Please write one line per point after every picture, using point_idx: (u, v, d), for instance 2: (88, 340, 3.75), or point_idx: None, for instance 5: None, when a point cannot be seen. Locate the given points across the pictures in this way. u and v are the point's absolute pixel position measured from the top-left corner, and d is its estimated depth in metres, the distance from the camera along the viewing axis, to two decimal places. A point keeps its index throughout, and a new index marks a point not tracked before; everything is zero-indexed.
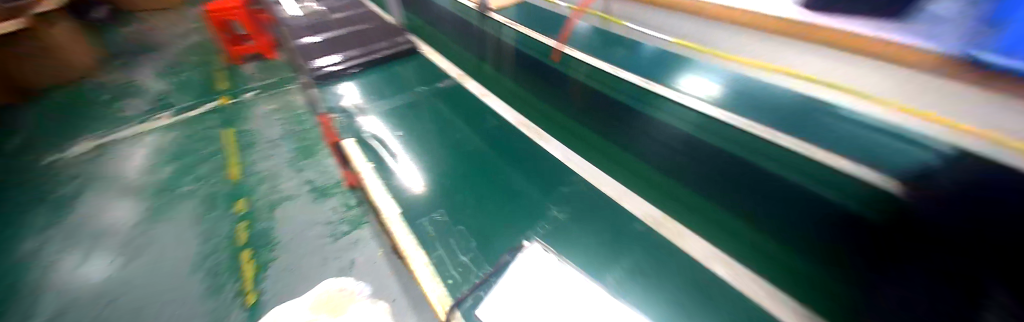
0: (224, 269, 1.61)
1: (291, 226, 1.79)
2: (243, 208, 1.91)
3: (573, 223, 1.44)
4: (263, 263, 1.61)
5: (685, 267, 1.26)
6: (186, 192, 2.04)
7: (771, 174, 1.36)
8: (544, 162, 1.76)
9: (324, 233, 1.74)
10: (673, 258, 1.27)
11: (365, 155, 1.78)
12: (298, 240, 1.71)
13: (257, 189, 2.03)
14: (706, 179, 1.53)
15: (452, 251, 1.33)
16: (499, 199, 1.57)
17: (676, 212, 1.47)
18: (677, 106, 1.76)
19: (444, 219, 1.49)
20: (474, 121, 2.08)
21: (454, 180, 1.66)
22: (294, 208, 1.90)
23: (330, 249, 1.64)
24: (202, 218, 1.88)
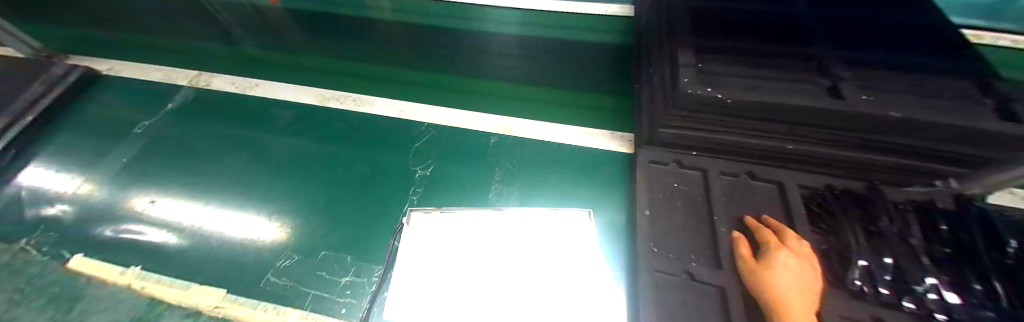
0: None
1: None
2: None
3: (467, 169, 1.13)
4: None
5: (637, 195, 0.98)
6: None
7: (734, 23, 0.94)
8: (422, 115, 1.32)
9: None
10: (618, 194, 1.00)
11: (176, 160, 1.24)
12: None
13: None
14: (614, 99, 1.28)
15: (314, 258, 0.92)
16: (364, 178, 1.12)
17: (608, 163, 1.09)
18: (581, 28, 1.43)
19: (298, 225, 1.01)
20: (287, 99, 1.43)
21: (298, 176, 1.15)
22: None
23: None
24: None
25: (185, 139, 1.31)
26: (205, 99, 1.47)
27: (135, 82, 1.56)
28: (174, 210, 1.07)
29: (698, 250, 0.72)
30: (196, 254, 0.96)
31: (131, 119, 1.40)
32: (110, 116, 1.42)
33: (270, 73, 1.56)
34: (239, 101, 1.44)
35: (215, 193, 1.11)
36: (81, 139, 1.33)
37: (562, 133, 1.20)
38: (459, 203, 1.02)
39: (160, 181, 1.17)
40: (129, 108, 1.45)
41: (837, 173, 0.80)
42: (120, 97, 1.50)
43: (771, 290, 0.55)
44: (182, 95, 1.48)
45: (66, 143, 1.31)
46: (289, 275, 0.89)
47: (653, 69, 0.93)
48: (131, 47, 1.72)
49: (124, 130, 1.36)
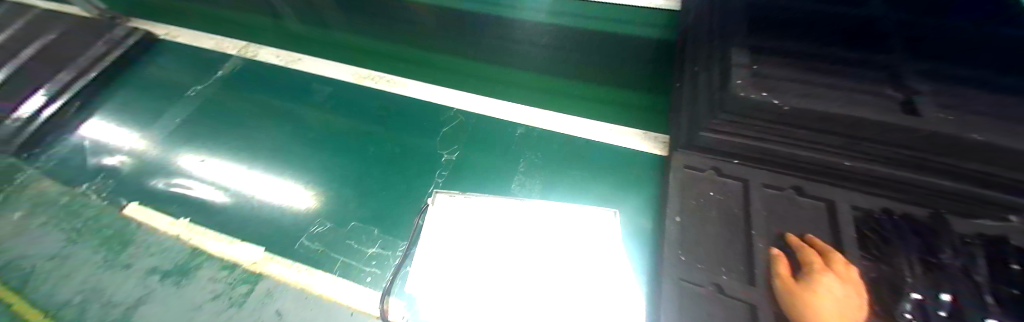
0: None
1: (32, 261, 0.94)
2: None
3: (492, 158, 1.13)
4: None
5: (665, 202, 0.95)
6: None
7: (795, 25, 0.87)
8: (453, 99, 1.33)
9: (86, 274, 0.91)
10: (646, 196, 0.97)
11: (222, 124, 1.32)
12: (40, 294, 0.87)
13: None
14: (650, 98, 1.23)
15: (342, 228, 0.96)
16: (392, 157, 1.15)
17: (638, 163, 1.05)
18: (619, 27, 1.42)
19: (329, 195, 1.05)
20: (325, 74, 1.48)
21: (331, 149, 1.20)
22: (37, 232, 1.00)
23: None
24: None
25: (231, 106, 1.39)
26: (251, 68, 1.54)
27: (189, 48, 1.66)
28: (217, 171, 1.14)
29: (730, 263, 0.68)
30: (236, 213, 1.02)
31: (184, 82, 1.50)
32: (165, 78, 1.52)
33: (312, 47, 1.62)
34: (283, 73, 1.51)
35: (255, 158, 1.18)
36: (138, 97, 1.43)
37: (592, 129, 1.17)
38: (484, 189, 1.03)
39: (206, 143, 1.24)
40: (182, 72, 1.55)
41: (898, 196, 0.73)
42: (176, 61, 1.60)
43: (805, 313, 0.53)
44: (231, 63, 1.57)
45: (127, 100, 1.42)
46: (320, 241, 0.93)
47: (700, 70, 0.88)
48: (187, 14, 1.83)
49: (177, 92, 1.45)
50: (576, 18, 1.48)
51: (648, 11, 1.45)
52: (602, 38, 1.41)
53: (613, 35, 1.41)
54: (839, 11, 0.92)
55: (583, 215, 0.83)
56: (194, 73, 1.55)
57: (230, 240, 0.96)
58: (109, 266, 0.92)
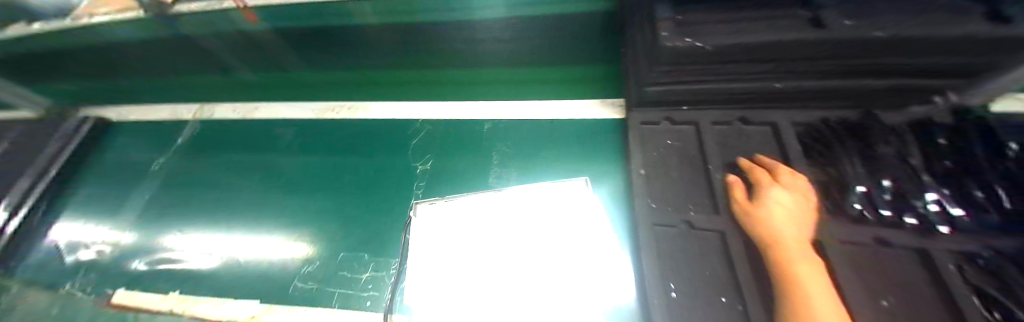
0: None
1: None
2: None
3: (466, 159, 1.15)
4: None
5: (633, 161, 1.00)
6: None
7: None
8: (417, 112, 1.34)
9: None
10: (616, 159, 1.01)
11: (193, 190, 1.30)
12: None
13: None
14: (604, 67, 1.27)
15: (335, 261, 0.97)
16: (367, 181, 1.16)
17: (602, 130, 1.09)
18: None
19: (313, 233, 1.05)
20: (287, 117, 1.48)
21: (308, 188, 1.20)
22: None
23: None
24: None
25: (196, 171, 1.37)
26: (210, 128, 1.52)
27: (142, 123, 1.62)
28: (200, 237, 1.14)
29: (696, 200, 0.73)
30: (229, 272, 1.03)
31: (144, 159, 1.46)
32: (125, 160, 1.48)
33: (268, 95, 1.60)
34: (244, 126, 1.50)
35: (236, 215, 1.18)
36: (100, 186, 1.39)
37: (555, 108, 1.21)
38: (464, 189, 1.05)
39: (180, 214, 1.23)
40: (141, 149, 1.51)
41: (830, 104, 0.79)
42: (132, 140, 1.56)
43: (767, 234, 0.60)
44: (189, 129, 1.54)
45: (89, 190, 1.39)
46: (315, 277, 0.95)
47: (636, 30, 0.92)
48: (136, 90, 1.78)
49: (139, 170, 1.42)
50: None
51: None
52: None
53: None
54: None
55: (561, 195, 0.85)
56: (152, 146, 1.51)
57: (227, 298, 0.96)
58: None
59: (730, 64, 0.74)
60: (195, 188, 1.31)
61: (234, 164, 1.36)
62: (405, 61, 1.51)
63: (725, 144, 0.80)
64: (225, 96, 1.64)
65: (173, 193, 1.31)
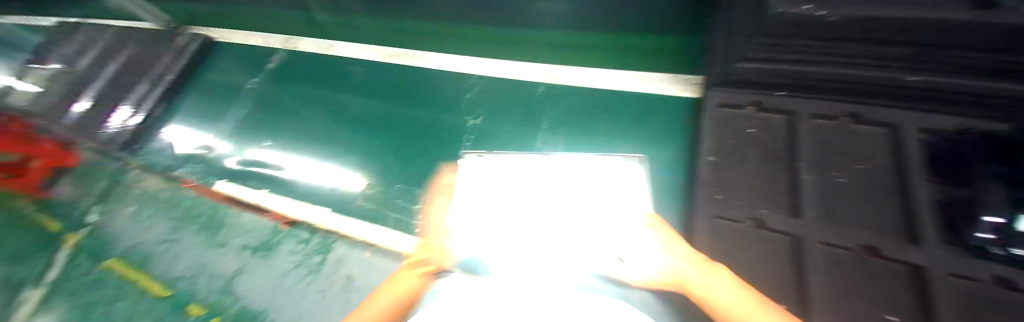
0: (63, 293, 1.12)
1: (152, 245, 1.18)
2: (67, 238, 1.26)
3: (513, 120, 1.14)
4: (227, 316, 0.95)
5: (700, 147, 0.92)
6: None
7: None
8: (477, 66, 1.33)
9: (187, 250, 1.13)
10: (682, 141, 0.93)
11: (277, 113, 1.48)
12: (160, 271, 1.10)
13: (74, 200, 1.36)
14: None
15: (394, 191, 1.08)
16: (422, 127, 1.23)
17: (668, 107, 1.01)
18: None
19: (376, 167, 1.17)
20: (355, 58, 1.56)
21: (371, 127, 1.30)
22: (154, 220, 1.23)
23: (314, 289, 0.92)
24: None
25: (278, 97, 1.54)
26: (293, 59, 1.66)
27: (239, 47, 1.82)
28: (282, 156, 1.33)
29: (775, 198, 0.66)
30: (303, 188, 1.20)
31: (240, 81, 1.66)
32: (223, 79, 1.70)
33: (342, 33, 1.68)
34: (320, 61, 1.61)
35: (309, 140, 1.33)
36: (205, 100, 1.63)
37: (618, 80, 1.14)
38: (516, 146, 1.05)
39: (268, 134, 1.42)
40: (238, 71, 1.71)
41: (976, 112, 0.64)
42: (230, 62, 1.77)
43: (675, 283, 0.62)
44: (277, 58, 1.70)
45: (199, 102, 1.63)
46: (372, 201, 1.08)
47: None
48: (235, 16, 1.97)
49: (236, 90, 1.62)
50: None
51: None
52: None
53: None
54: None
55: (596, 165, 0.76)
56: (247, 70, 1.71)
57: (302, 204, 1.14)
58: (209, 245, 1.11)
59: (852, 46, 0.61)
60: (279, 112, 1.49)
61: (312, 94, 1.50)
62: None
63: (825, 142, 0.69)
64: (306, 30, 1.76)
65: (259, 114, 1.51)
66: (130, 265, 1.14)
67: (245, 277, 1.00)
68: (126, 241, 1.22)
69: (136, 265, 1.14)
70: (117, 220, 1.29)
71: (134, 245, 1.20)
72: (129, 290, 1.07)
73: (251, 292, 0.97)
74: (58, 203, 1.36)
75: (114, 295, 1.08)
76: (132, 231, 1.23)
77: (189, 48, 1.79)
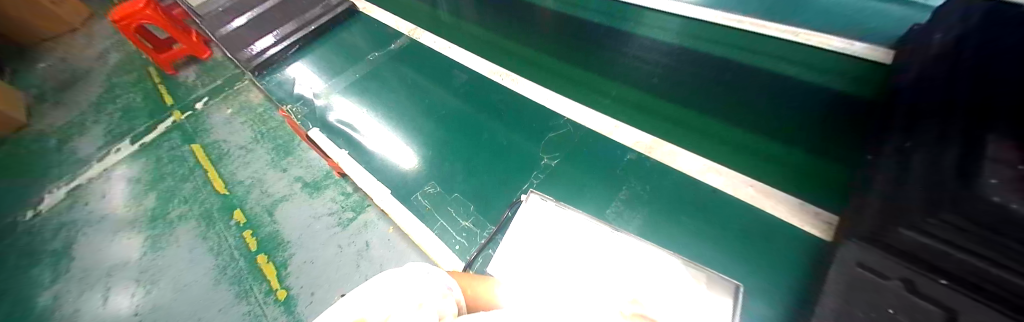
0: (177, 158, 1.72)
1: (232, 147, 1.73)
2: (177, 114, 1.91)
3: (590, 175, 1.18)
4: (267, 227, 1.43)
5: (769, 290, 0.87)
6: (139, 91, 2.06)
7: None
8: (573, 111, 1.36)
9: (276, 173, 1.59)
10: (752, 275, 0.90)
11: (383, 89, 1.69)
12: (230, 168, 1.64)
13: (195, 89, 2.03)
14: (812, 169, 1.02)
15: (457, 200, 1.23)
16: (500, 150, 1.32)
17: (757, 228, 0.96)
18: (792, 83, 1.20)
19: (449, 172, 1.31)
20: (463, 63, 1.69)
21: (455, 131, 1.43)
22: (238, 125, 1.81)
23: (343, 236, 1.35)
24: (167, 130, 1.84)
25: (384, 75, 1.75)
26: (411, 46, 1.85)
27: (372, 22, 2.07)
28: (369, 124, 1.56)
29: None
30: (378, 164, 1.41)
31: (362, 51, 1.91)
32: (352, 44, 1.96)
33: (458, 38, 1.81)
34: (434, 55, 1.77)
35: (403, 123, 1.52)
36: (331, 59, 1.90)
37: (717, 177, 1.07)
38: (587, 208, 1.10)
39: (371, 104, 1.64)
40: (364, 42, 1.96)
41: None
42: (363, 31, 2.03)
43: None
44: (400, 41, 1.90)
45: (327, 59, 1.92)
46: (429, 200, 1.26)
47: (939, 145, 0.63)
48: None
49: (358, 58, 1.87)
50: (728, 48, 1.34)
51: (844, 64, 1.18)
52: (765, 83, 1.22)
53: (788, 85, 1.20)
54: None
55: (637, 253, 0.76)
56: (370, 43, 1.94)
57: (371, 176, 1.36)
58: (273, 167, 1.61)
59: None
60: (385, 87, 1.69)
61: (418, 83, 1.67)
62: (585, 61, 1.50)
63: None
64: (430, 26, 1.94)
65: (366, 85, 1.73)
66: (236, 164, 1.65)
67: (309, 211, 1.44)
68: (231, 141, 1.75)
69: (216, 157, 1.70)
70: (235, 130, 1.79)
71: (215, 140, 1.77)
72: (237, 186, 1.58)
73: (309, 222, 1.41)
74: (181, 87, 2.05)
75: (207, 187, 1.60)
76: (247, 144, 1.72)
77: (336, 9, 2.11)
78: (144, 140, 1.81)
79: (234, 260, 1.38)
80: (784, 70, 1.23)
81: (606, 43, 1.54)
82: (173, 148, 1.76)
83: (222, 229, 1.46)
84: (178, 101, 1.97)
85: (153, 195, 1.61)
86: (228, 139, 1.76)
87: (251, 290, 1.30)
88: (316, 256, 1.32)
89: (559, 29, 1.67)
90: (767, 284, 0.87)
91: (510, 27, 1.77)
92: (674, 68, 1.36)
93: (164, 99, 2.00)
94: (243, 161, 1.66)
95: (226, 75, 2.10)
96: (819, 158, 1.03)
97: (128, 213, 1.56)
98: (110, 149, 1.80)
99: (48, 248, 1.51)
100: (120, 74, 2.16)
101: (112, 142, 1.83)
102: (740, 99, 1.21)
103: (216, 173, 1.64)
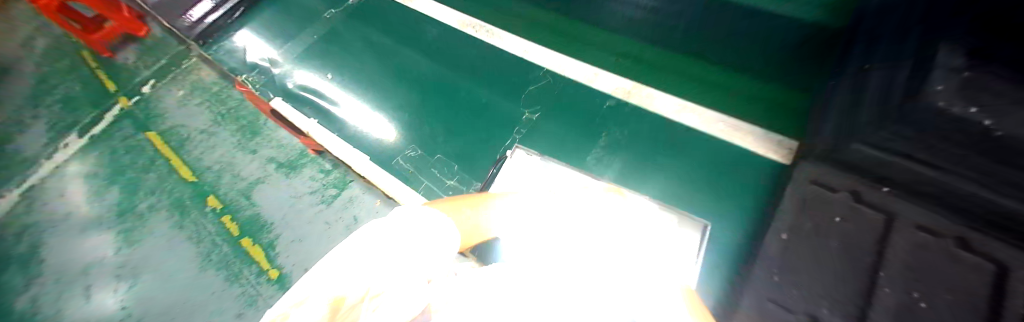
0: (134, 147, 1.60)
1: (192, 131, 1.60)
2: (124, 100, 1.74)
3: (569, 125, 1.18)
4: (247, 211, 1.39)
5: (737, 216, 0.93)
6: (75, 78, 1.86)
7: None
8: (551, 61, 1.32)
9: (244, 154, 1.49)
10: (723, 206, 0.95)
11: (348, 52, 1.58)
12: (195, 153, 1.55)
13: (138, 72, 1.84)
14: (781, 99, 1.05)
15: (439, 161, 1.22)
16: (478, 108, 1.29)
17: (731, 162, 1.00)
18: None
19: (429, 133, 1.28)
20: (432, 16, 1.57)
21: (431, 91, 1.38)
22: (195, 107, 1.65)
23: (329, 213, 1.30)
24: (117, 118, 1.69)
25: (346, 36, 1.62)
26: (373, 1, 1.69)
27: None
28: (337, 91, 1.47)
29: (835, 296, 0.65)
30: (351, 133, 1.37)
31: (318, 10, 1.74)
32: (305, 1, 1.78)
33: None
34: (400, 8, 1.64)
35: (374, 87, 1.45)
36: (285, 21, 1.73)
37: (692, 115, 1.09)
38: (568, 156, 1.12)
39: (338, 68, 1.54)
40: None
41: None
42: None
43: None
44: None
45: (280, 21, 1.74)
46: (412, 163, 1.24)
47: (890, 63, 0.67)
48: None
49: (315, 17, 1.71)
50: None
51: None
52: None
53: None
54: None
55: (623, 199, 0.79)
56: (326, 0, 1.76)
57: (345, 144, 1.33)
58: (242, 149, 1.51)
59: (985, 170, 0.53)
60: (350, 50, 1.58)
61: (386, 41, 1.56)
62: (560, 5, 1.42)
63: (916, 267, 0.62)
64: None
65: (329, 48, 1.61)
66: (200, 149, 1.55)
67: (291, 191, 1.37)
68: (190, 125, 1.62)
69: (177, 143, 1.58)
70: (189, 112, 1.64)
71: (171, 125, 1.64)
72: (206, 169, 1.50)
73: (291, 201, 1.35)
74: (120, 69, 1.85)
75: (172, 175, 1.51)
76: (206, 126, 1.60)
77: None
78: (93, 132, 1.66)
79: (217, 246, 1.35)
80: None
81: None
82: (128, 137, 1.63)
83: (200, 216, 1.41)
84: (122, 86, 1.79)
85: (117, 189, 1.52)
86: (184, 123, 1.63)
87: (241, 273, 1.30)
88: (302, 234, 1.30)
89: None
90: (735, 212, 0.94)
91: None
92: None
93: (104, 84, 1.81)
94: (206, 143, 1.56)
95: (171, 53, 1.89)
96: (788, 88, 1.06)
97: (93, 209, 1.48)
98: (56, 145, 1.65)
99: (13, 253, 1.43)
100: (49, 60, 1.93)
101: (57, 137, 1.67)
102: None
103: (180, 161, 1.54)
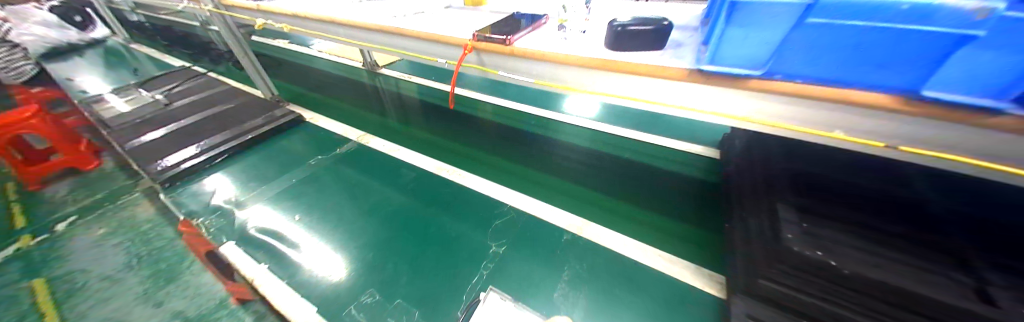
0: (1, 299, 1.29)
1: (92, 277, 1.35)
2: (26, 238, 1.51)
3: (535, 260, 1.24)
4: None
5: None
6: None
7: (861, 185, 0.88)
8: (516, 201, 1.50)
9: (147, 310, 1.23)
10: None
11: (325, 191, 1.67)
12: (76, 305, 1.25)
13: (61, 207, 1.68)
14: (706, 235, 1.26)
15: (398, 307, 1.14)
16: (444, 244, 1.34)
17: (683, 297, 1.08)
18: (673, 171, 1.59)
19: (392, 274, 1.25)
20: (411, 162, 1.81)
21: (401, 227, 1.43)
22: (108, 248, 1.46)
23: None
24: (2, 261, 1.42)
25: (324, 177, 1.76)
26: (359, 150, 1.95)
27: (318, 131, 2.17)
28: (303, 233, 1.44)
29: None
30: (304, 275, 1.28)
31: (305, 157, 1.93)
32: (290, 150, 1.99)
33: (404, 143, 1.99)
34: (383, 156, 1.89)
35: (341, 224, 1.47)
36: (268, 166, 1.86)
37: (636, 251, 1.24)
38: (534, 296, 1.13)
39: (310, 206, 1.58)
40: (308, 148, 2.00)
41: None
42: (309, 138, 2.10)
43: None
44: (348, 146, 2.00)
45: (263, 165, 1.88)
46: (366, 311, 1.14)
47: (753, 215, 0.95)
48: (331, 108, 2.45)
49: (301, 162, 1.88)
50: (623, 150, 1.77)
51: (699, 156, 1.67)
52: (655, 173, 1.59)
53: (670, 173, 1.58)
54: (886, 159, 0.99)
55: None
56: (314, 150, 1.98)
57: (294, 293, 1.20)
58: (147, 300, 1.26)
59: (834, 281, 0.69)
60: (328, 189, 1.68)
61: (365, 181, 1.71)
62: (519, 159, 1.77)
63: None
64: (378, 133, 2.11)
65: (306, 188, 1.70)
66: (88, 301, 1.27)
67: None
68: (93, 270, 1.38)
69: (63, 294, 1.29)
70: (102, 255, 1.44)
71: (69, 268, 1.38)
72: None
73: None
74: (43, 205, 1.69)
75: None
76: (114, 271, 1.37)
77: (281, 118, 2.19)
78: None
79: None
80: (664, 162, 1.66)
81: (535, 145, 1.87)
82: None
83: None
84: (32, 223, 1.59)
85: None
86: (87, 267, 1.39)
87: None
88: None
89: (496, 135, 1.99)
90: None
91: (453, 133, 2.04)
92: (589, 163, 1.70)
93: (13, 221, 1.60)
94: (102, 294, 1.29)
95: (113, 188, 1.80)
96: (706, 226, 1.29)
97: None
98: None
99: None
100: None
101: None
102: (639, 184, 1.54)
103: (55, 318, 1.21)
